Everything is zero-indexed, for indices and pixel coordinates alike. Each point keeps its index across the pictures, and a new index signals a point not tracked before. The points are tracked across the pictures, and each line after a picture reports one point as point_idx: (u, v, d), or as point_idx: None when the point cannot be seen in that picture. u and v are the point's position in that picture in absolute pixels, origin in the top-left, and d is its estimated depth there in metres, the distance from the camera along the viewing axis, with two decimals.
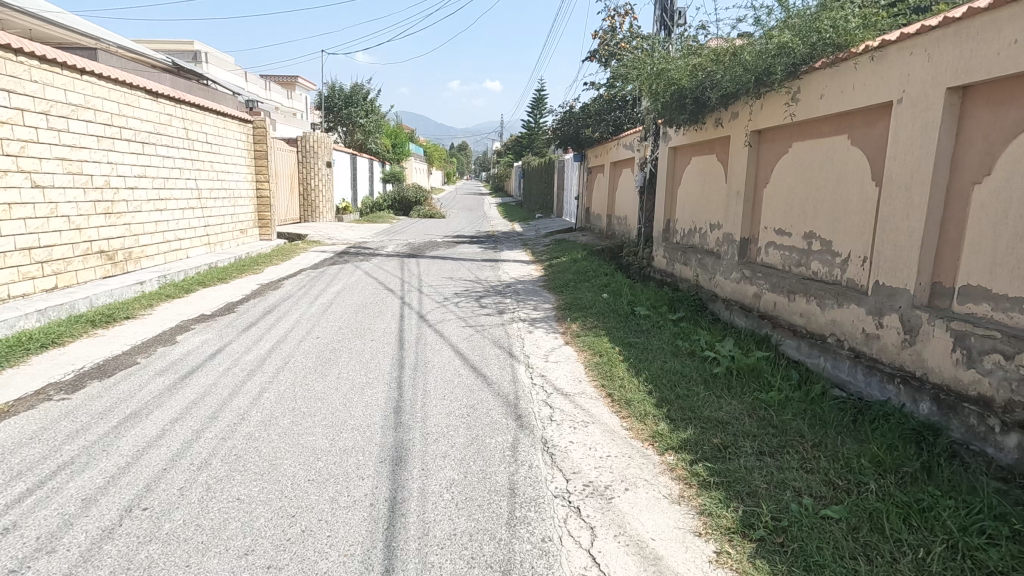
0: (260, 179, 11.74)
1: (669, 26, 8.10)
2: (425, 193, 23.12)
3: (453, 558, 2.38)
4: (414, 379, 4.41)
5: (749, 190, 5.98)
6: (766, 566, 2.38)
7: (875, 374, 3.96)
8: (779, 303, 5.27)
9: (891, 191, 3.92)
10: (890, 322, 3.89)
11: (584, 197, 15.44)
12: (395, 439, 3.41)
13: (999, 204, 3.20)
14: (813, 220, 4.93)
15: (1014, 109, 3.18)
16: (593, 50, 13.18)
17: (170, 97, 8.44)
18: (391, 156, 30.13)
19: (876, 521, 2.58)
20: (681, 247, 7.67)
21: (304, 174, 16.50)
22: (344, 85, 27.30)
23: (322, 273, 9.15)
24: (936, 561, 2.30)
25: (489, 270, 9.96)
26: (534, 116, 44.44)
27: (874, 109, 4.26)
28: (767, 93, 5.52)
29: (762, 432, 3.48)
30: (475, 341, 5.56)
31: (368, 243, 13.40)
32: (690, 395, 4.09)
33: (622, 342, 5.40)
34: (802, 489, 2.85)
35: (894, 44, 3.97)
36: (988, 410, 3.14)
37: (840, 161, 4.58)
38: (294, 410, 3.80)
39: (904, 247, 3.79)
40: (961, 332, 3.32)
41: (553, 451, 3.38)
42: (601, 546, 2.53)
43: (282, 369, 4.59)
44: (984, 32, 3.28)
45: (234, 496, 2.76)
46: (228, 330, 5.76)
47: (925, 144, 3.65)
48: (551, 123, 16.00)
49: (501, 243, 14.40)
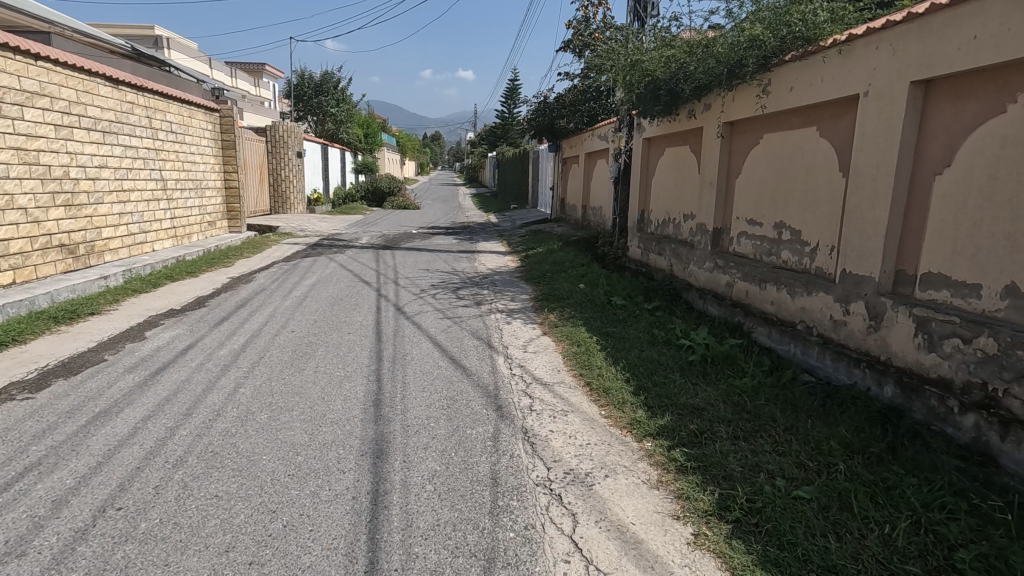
0: (229, 170, 11.43)
1: (643, 17, 8.13)
2: (399, 184, 22.84)
3: (437, 548, 2.39)
4: (393, 372, 4.39)
5: (722, 180, 6.09)
6: (742, 546, 2.45)
7: (842, 359, 4.10)
8: (751, 292, 5.39)
9: (857, 183, 4.05)
10: (856, 309, 4.03)
11: (559, 188, 15.46)
12: (375, 431, 3.40)
13: (960, 194, 3.34)
14: (784, 210, 5.05)
15: (974, 102, 3.30)
16: (567, 40, 13.15)
17: (130, 84, 8.13)
18: (363, 146, 29.62)
19: (844, 499, 2.68)
20: (655, 238, 7.77)
21: (273, 165, 16.12)
22: (313, 73, 26.67)
23: (295, 266, 8.99)
24: (901, 537, 2.42)
25: (466, 262, 9.92)
26: (507, 106, 44.19)
27: (841, 101, 4.37)
28: (739, 85, 5.61)
29: (737, 418, 3.58)
30: (453, 332, 5.55)
31: (341, 235, 13.18)
32: (667, 383, 4.17)
33: (599, 332, 5.46)
34: (775, 472, 2.95)
35: (860, 38, 4.07)
36: (947, 391, 3.29)
37: (810, 152, 4.70)
38: (271, 405, 3.74)
39: (870, 235, 3.92)
40: (923, 318, 3.46)
41: (533, 441, 3.41)
42: (583, 532, 2.58)
43: (257, 364, 4.52)
44: (946, 28, 3.39)
45: (213, 493, 2.71)
46: (199, 325, 5.62)
47: (889, 136, 3.76)
48: (526, 114, 15.97)
49: (477, 234, 14.34)
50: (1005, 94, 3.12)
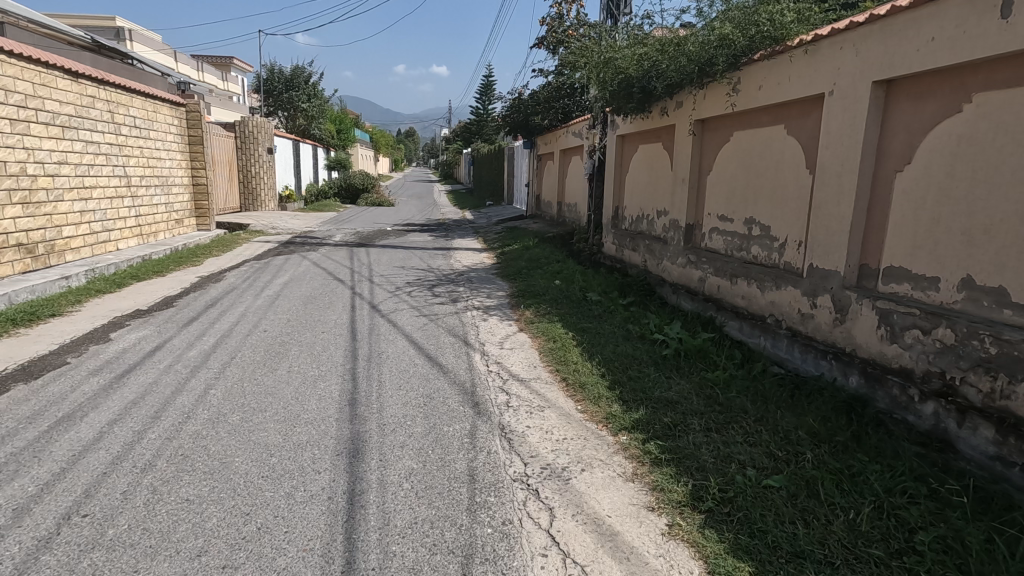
0: (197, 166, 11.11)
1: (616, 15, 8.19)
2: (373, 180, 22.56)
3: (415, 546, 2.39)
4: (368, 371, 4.35)
5: (694, 177, 6.19)
6: (714, 535, 2.51)
7: (810, 351, 4.21)
8: (722, 286, 5.50)
9: (823, 180, 4.16)
10: (823, 302, 4.15)
11: (535, 185, 15.50)
12: (351, 430, 3.37)
13: (920, 190, 3.45)
14: (754, 206, 5.17)
15: (932, 102, 3.41)
16: (541, 37, 13.16)
17: (91, 77, 7.85)
18: (335, 142, 29.20)
19: (812, 487, 2.77)
20: (629, 234, 7.85)
21: (243, 161, 15.76)
22: (283, 67, 26.15)
23: (267, 265, 8.82)
24: (865, 521, 2.51)
25: (441, 259, 9.87)
26: (482, 103, 44.05)
27: (808, 100, 4.48)
28: (710, 83, 5.71)
29: (709, 410, 3.66)
30: (430, 330, 5.53)
31: (314, 233, 12.97)
32: (642, 377, 4.23)
33: (575, 327, 5.50)
34: (746, 462, 3.02)
35: (826, 39, 4.17)
36: (909, 380, 3.41)
37: (778, 150, 4.81)
38: (244, 406, 3.67)
39: (836, 231, 4.03)
40: (886, 311, 3.58)
41: (511, 437, 3.43)
42: (560, 526, 2.61)
43: (229, 365, 4.42)
44: (906, 29, 3.50)
45: (184, 497, 2.66)
46: (168, 326, 5.48)
47: (854, 134, 3.87)
48: (501, 110, 15.96)
49: (453, 231, 14.29)
50: (961, 94, 3.24)
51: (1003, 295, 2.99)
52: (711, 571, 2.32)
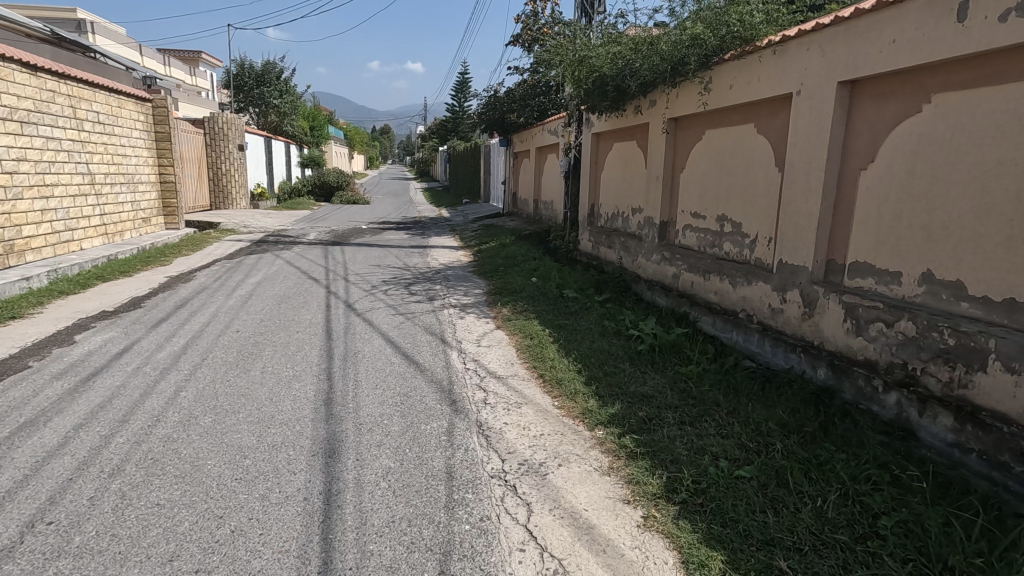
0: (164, 164, 10.82)
1: (590, 13, 8.23)
2: (348, 177, 22.29)
3: (393, 544, 2.39)
4: (344, 370, 4.31)
5: (668, 174, 6.27)
6: (688, 526, 2.57)
7: (780, 345, 4.32)
8: (696, 282, 5.60)
9: (791, 177, 4.26)
10: (792, 297, 4.26)
11: (511, 182, 15.51)
12: (327, 431, 3.34)
13: (882, 188, 3.57)
14: (725, 203, 5.26)
15: (893, 102, 3.52)
16: (516, 34, 13.15)
17: (50, 70, 7.59)
18: (308, 139, 28.75)
19: (781, 477, 2.84)
20: (605, 231, 7.92)
21: (213, 158, 15.41)
22: (253, 62, 25.62)
23: (239, 264, 8.66)
24: (832, 508, 2.59)
25: (418, 257, 9.81)
26: (458, 100, 43.90)
27: (776, 100, 4.58)
28: (683, 82, 5.79)
29: (683, 403, 3.73)
30: (406, 329, 5.50)
31: (287, 231, 12.76)
32: (618, 372, 4.29)
33: (552, 324, 5.53)
34: (719, 454, 3.09)
35: (793, 40, 4.28)
36: (873, 371, 3.53)
37: (749, 149, 4.91)
38: (216, 408, 3.61)
39: (804, 227, 4.14)
40: (851, 305, 3.70)
41: (488, 433, 3.44)
42: (538, 520, 2.63)
43: (200, 366, 4.34)
44: (869, 31, 3.61)
45: (154, 502, 2.60)
46: (136, 327, 5.34)
47: (820, 133, 3.98)
48: (477, 108, 15.93)
49: (429, 229, 14.21)
50: (920, 95, 3.35)
51: (961, 288, 3.12)
52: (685, 561, 2.37)
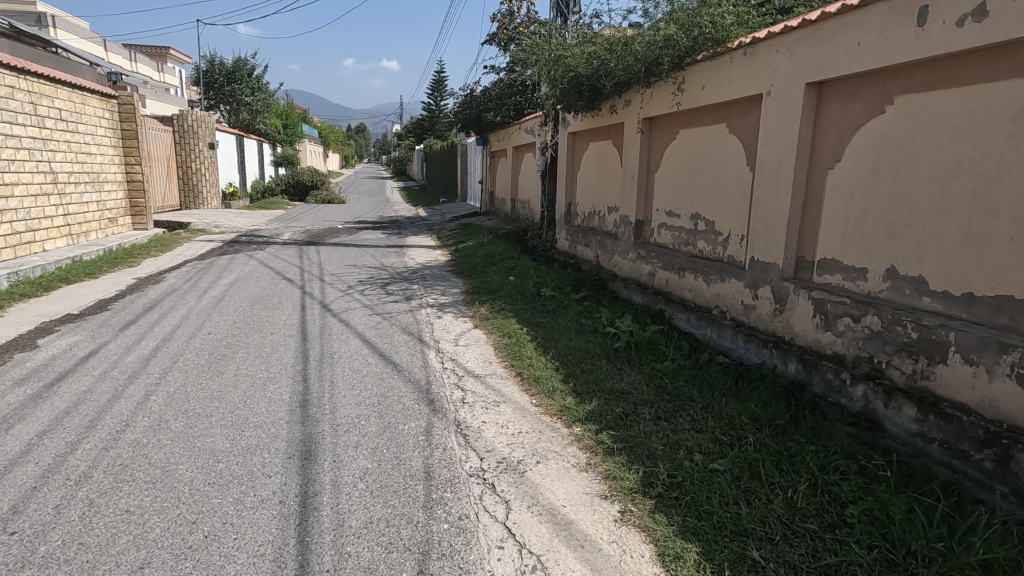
0: (131, 162, 10.51)
1: (566, 13, 8.28)
2: (323, 176, 21.99)
3: (371, 545, 2.37)
4: (320, 371, 4.27)
5: (643, 173, 6.35)
6: (664, 519, 2.61)
7: (752, 340, 4.41)
8: (671, 280, 5.68)
9: (762, 176, 4.35)
10: (764, 294, 4.36)
11: (488, 181, 15.51)
12: (303, 433, 3.30)
13: (849, 187, 3.67)
14: (699, 202, 5.35)
15: (858, 103, 3.62)
16: (492, 33, 13.14)
17: (9, 66, 7.33)
18: (281, 137, 28.27)
19: (754, 469, 2.91)
20: (582, 230, 7.98)
21: (183, 157, 15.04)
22: (224, 59, 25.07)
23: (210, 265, 8.48)
24: (802, 498, 2.66)
25: (394, 257, 9.74)
26: (434, 98, 43.68)
27: (747, 100, 4.68)
28: (657, 82, 5.86)
29: (659, 399, 3.79)
30: (383, 329, 5.46)
31: (260, 231, 12.53)
32: (595, 369, 4.33)
33: (529, 323, 5.55)
34: (693, 448, 3.15)
35: (763, 41, 4.37)
36: (841, 365, 3.63)
37: (721, 148, 5.00)
38: (187, 412, 3.53)
39: (774, 225, 4.23)
40: (820, 300, 3.80)
41: (466, 432, 3.44)
42: (516, 517, 2.65)
43: (170, 370, 4.23)
44: (835, 34, 3.71)
45: (123, 509, 2.54)
46: (102, 330, 5.19)
47: (789, 134, 4.08)
48: (453, 107, 15.86)
49: (406, 228, 14.12)
50: (884, 96, 3.46)
51: (923, 283, 3.23)
52: (662, 553, 2.41)
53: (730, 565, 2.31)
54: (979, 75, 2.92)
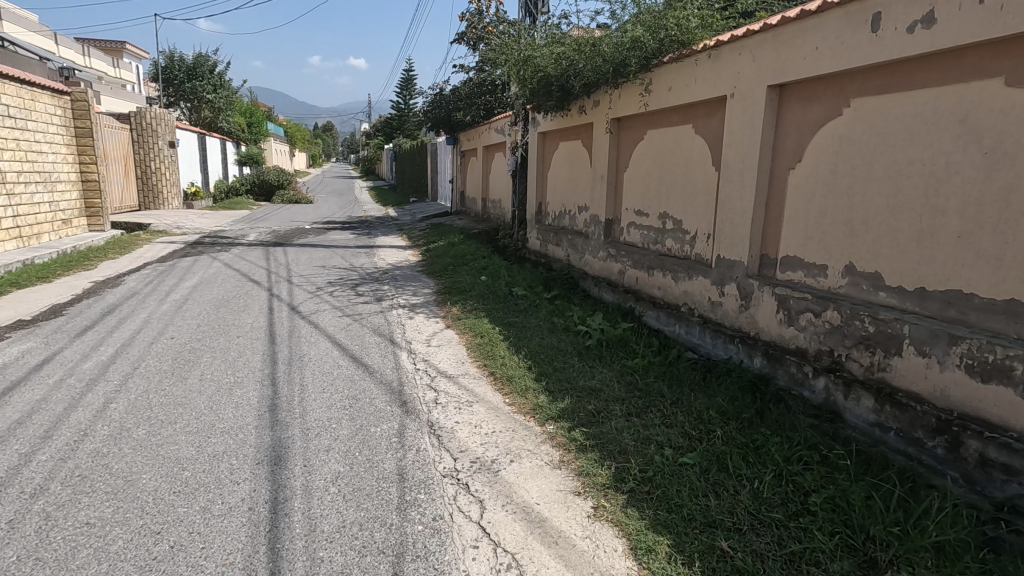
0: (86, 161, 10.11)
1: (534, 13, 8.30)
2: (289, 176, 21.55)
3: (344, 550, 2.35)
4: (290, 375, 4.19)
5: (612, 173, 6.43)
6: (636, 513, 2.66)
7: (719, 336, 4.52)
8: (640, 278, 5.77)
9: (727, 176, 4.46)
10: (730, 291, 4.47)
11: (459, 180, 15.48)
12: (272, 438, 3.24)
13: (809, 186, 3.80)
14: (667, 201, 5.45)
15: (817, 105, 3.75)
16: (461, 32, 13.07)
17: None
18: (246, 136, 27.59)
19: (722, 462, 2.99)
20: (553, 229, 8.03)
21: (141, 156, 14.55)
22: (184, 54, 24.31)
23: (172, 267, 8.22)
24: (767, 489, 2.74)
25: (364, 257, 9.62)
26: (403, 97, 43.29)
27: (712, 102, 4.79)
28: (625, 83, 5.94)
29: (630, 395, 3.85)
30: (354, 330, 5.39)
31: (224, 232, 12.20)
32: (567, 367, 4.37)
33: (502, 322, 5.57)
34: (664, 442, 3.21)
35: (727, 44, 4.48)
36: (804, 359, 3.76)
37: (687, 148, 5.11)
38: (150, 419, 3.43)
39: (739, 223, 4.34)
40: (784, 296, 3.92)
41: (439, 433, 3.43)
42: (491, 517, 2.65)
43: (131, 376, 4.10)
44: (794, 38, 3.83)
45: (83, 521, 2.45)
46: (58, 336, 4.99)
47: (752, 135, 4.19)
48: (422, 106, 15.74)
49: (376, 228, 13.98)
50: (841, 99, 3.59)
51: (879, 279, 3.36)
52: (634, 547, 2.46)
53: (700, 556, 2.37)
54: (928, 80, 3.05)
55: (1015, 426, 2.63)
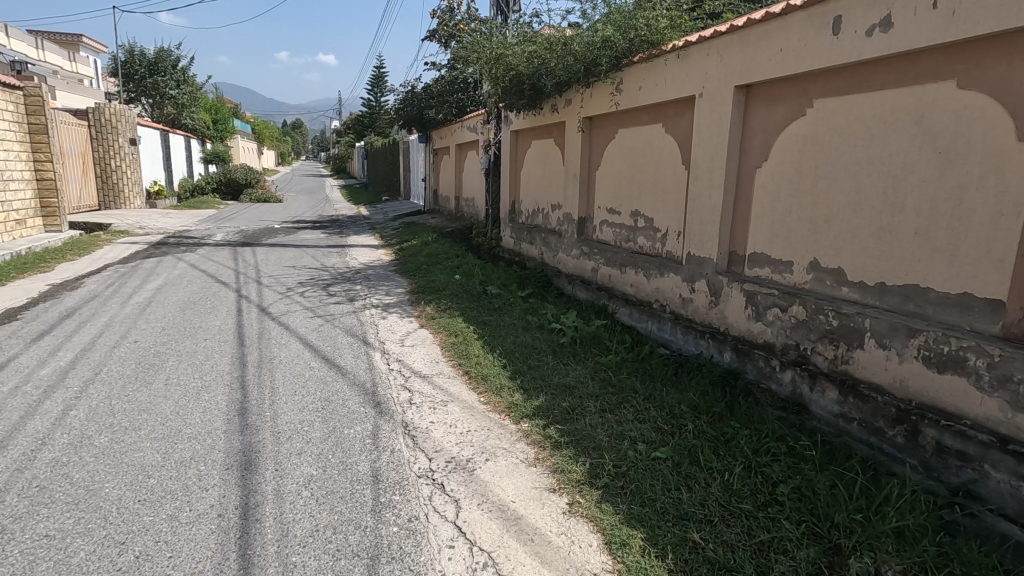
0: (41, 159, 9.72)
1: (506, 11, 8.30)
2: (257, 174, 21.08)
3: (317, 554, 2.32)
4: (259, 378, 4.10)
5: (584, 171, 6.48)
6: (610, 508, 2.69)
7: (690, 332, 4.60)
8: (613, 275, 5.83)
9: (697, 174, 4.54)
10: (700, 287, 4.55)
11: (431, 179, 15.38)
12: (242, 442, 3.17)
13: (775, 185, 3.90)
14: (638, 199, 5.52)
15: (782, 106, 3.84)
16: (433, 29, 12.97)
17: None
18: (211, 133, 26.90)
19: (693, 455, 3.04)
20: (526, 228, 8.05)
21: (100, 154, 14.06)
22: (145, 49, 23.55)
23: (135, 269, 7.95)
24: (737, 481, 2.80)
25: (336, 257, 9.47)
26: (374, 95, 42.78)
27: (681, 101, 4.87)
28: (596, 82, 5.99)
29: (603, 392, 3.89)
30: (326, 331, 5.31)
31: (189, 232, 11.86)
32: (541, 365, 4.39)
33: (476, 321, 5.56)
34: (637, 438, 3.26)
35: (695, 45, 4.55)
36: (771, 353, 3.86)
37: (658, 147, 5.18)
38: (113, 426, 3.31)
39: (709, 221, 4.43)
40: (752, 292, 4.01)
41: (414, 434, 3.41)
42: (467, 516, 2.65)
43: (92, 382, 3.96)
44: (759, 40, 3.92)
45: (41, 534, 2.36)
46: (12, 342, 4.77)
47: (721, 134, 4.27)
48: (393, 103, 15.58)
49: (347, 228, 13.78)
50: (804, 100, 3.68)
51: (842, 274, 3.47)
52: (608, 541, 2.49)
53: (673, 549, 2.41)
54: (886, 81, 3.15)
55: (969, 414, 2.74)
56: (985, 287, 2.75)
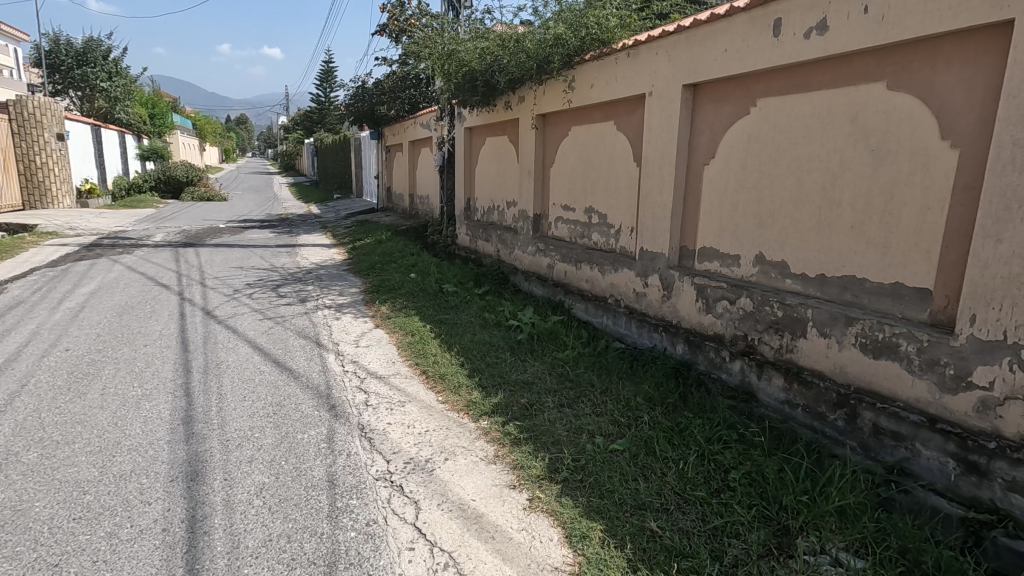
0: None
1: (457, 7, 8.24)
2: (199, 171, 20.17)
3: (271, 564, 2.24)
4: (206, 384, 3.92)
5: (539, 168, 6.50)
6: (570, 501, 2.72)
7: (645, 326, 4.70)
8: (569, 271, 5.89)
9: (648, 170, 4.63)
10: (653, 281, 4.65)
11: (385, 177, 15.09)
12: (187, 452, 3.02)
13: (722, 181, 4.02)
14: (591, 196, 5.59)
15: (728, 104, 3.97)
16: (383, 23, 12.72)
17: None
18: (148, 128, 25.50)
19: (649, 446, 3.11)
20: (482, 225, 8.03)
21: (24, 150, 13.17)
22: (71, 38, 22.06)
23: (65, 272, 7.46)
24: (691, 469, 2.88)
25: (286, 257, 9.17)
26: (323, 90, 41.61)
27: (632, 99, 4.95)
28: (548, 79, 6.03)
29: (561, 387, 3.93)
30: (276, 334, 5.14)
31: (126, 232, 11.23)
32: (499, 362, 4.39)
33: (433, 320, 5.50)
34: (595, 431, 3.30)
35: (644, 44, 4.64)
36: (721, 344, 3.98)
37: (610, 144, 5.26)
38: (43, 441, 3.10)
39: (660, 217, 4.53)
40: (702, 286, 4.13)
41: (371, 436, 3.34)
42: (427, 517, 2.62)
43: (19, 394, 3.68)
44: (706, 40, 4.03)
45: None
46: None
47: (670, 132, 4.38)
48: (344, 99, 15.20)
49: (297, 227, 13.36)
50: (748, 99, 3.81)
51: (785, 267, 3.61)
52: (569, 535, 2.51)
53: (631, 538, 2.45)
54: (823, 82, 3.30)
55: (902, 397, 2.92)
56: (914, 277, 2.92)
